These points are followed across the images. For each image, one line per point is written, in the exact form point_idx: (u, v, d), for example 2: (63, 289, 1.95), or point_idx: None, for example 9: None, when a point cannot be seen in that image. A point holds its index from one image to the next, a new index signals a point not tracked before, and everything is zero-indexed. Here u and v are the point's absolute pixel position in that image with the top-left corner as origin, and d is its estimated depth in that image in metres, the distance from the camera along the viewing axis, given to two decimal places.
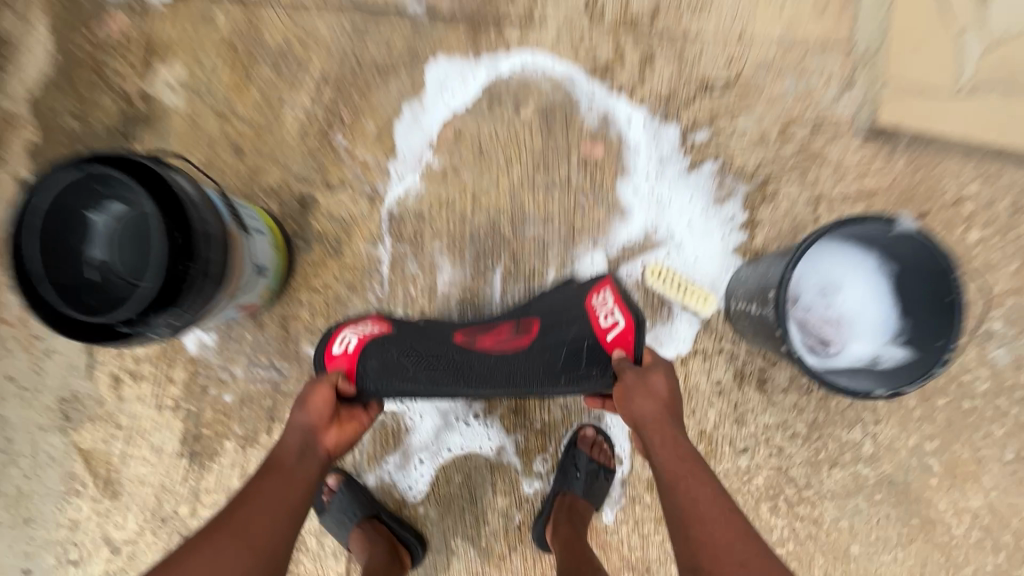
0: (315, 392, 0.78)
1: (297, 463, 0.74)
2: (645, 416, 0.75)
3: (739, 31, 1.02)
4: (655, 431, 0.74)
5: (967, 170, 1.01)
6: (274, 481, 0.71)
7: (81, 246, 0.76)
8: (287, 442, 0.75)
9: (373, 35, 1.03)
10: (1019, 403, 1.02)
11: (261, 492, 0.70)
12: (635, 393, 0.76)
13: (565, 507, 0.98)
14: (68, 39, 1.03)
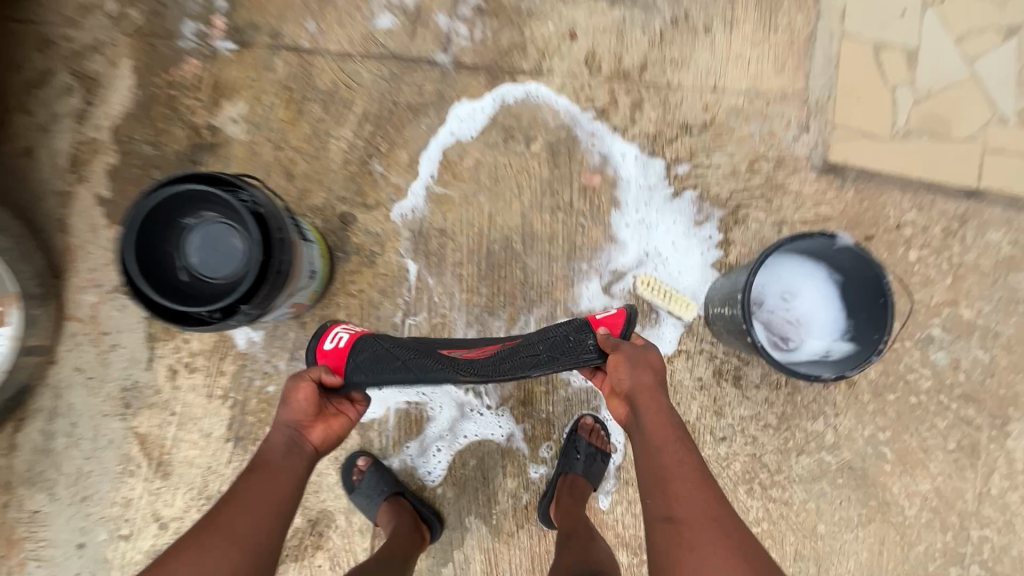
0: (299, 391, 0.85)
1: (281, 463, 0.81)
2: (634, 386, 0.86)
3: (713, 83, 1.23)
4: (647, 399, 0.85)
5: (905, 199, 1.21)
6: (260, 480, 0.79)
7: (172, 248, 0.94)
8: (273, 441, 0.83)
9: (407, 81, 1.22)
10: (958, 398, 1.18)
11: (246, 493, 0.77)
12: (631, 363, 0.87)
13: (567, 484, 1.12)
14: (148, 80, 1.22)
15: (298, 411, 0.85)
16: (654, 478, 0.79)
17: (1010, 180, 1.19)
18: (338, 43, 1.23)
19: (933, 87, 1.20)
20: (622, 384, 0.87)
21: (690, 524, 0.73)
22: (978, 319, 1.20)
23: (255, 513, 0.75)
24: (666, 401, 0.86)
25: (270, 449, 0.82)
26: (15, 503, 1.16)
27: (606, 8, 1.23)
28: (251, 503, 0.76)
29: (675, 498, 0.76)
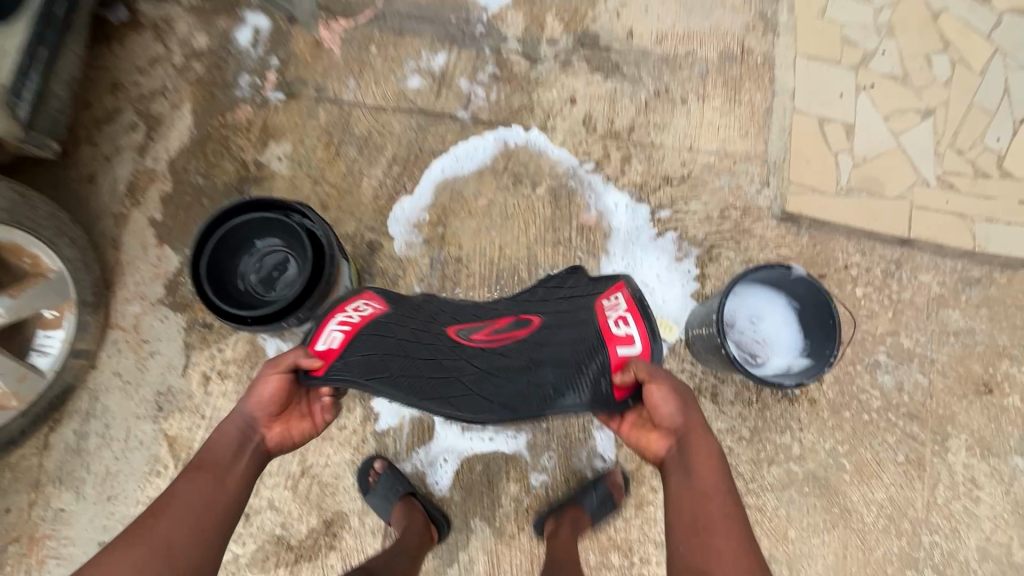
0: (265, 384, 0.88)
1: (223, 466, 0.84)
2: (682, 424, 0.86)
3: (690, 144, 1.47)
4: (697, 442, 0.85)
5: (850, 245, 1.43)
6: (199, 483, 0.80)
7: (235, 261, 1.11)
8: (219, 444, 0.86)
9: (432, 131, 1.43)
10: (904, 416, 1.36)
11: (181, 497, 0.79)
12: (679, 401, 0.86)
13: (572, 516, 1.21)
14: (204, 120, 1.40)
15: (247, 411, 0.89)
16: (693, 527, 0.78)
17: (934, 232, 1.43)
18: (374, 97, 1.43)
19: (869, 154, 1.46)
20: (671, 419, 0.86)
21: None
22: (917, 347, 1.40)
23: (189, 520, 0.77)
24: (714, 445, 0.85)
25: (211, 450, 0.85)
26: (42, 501, 1.22)
27: (601, 80, 1.48)
28: (187, 511, 0.77)
29: (712, 553, 0.75)
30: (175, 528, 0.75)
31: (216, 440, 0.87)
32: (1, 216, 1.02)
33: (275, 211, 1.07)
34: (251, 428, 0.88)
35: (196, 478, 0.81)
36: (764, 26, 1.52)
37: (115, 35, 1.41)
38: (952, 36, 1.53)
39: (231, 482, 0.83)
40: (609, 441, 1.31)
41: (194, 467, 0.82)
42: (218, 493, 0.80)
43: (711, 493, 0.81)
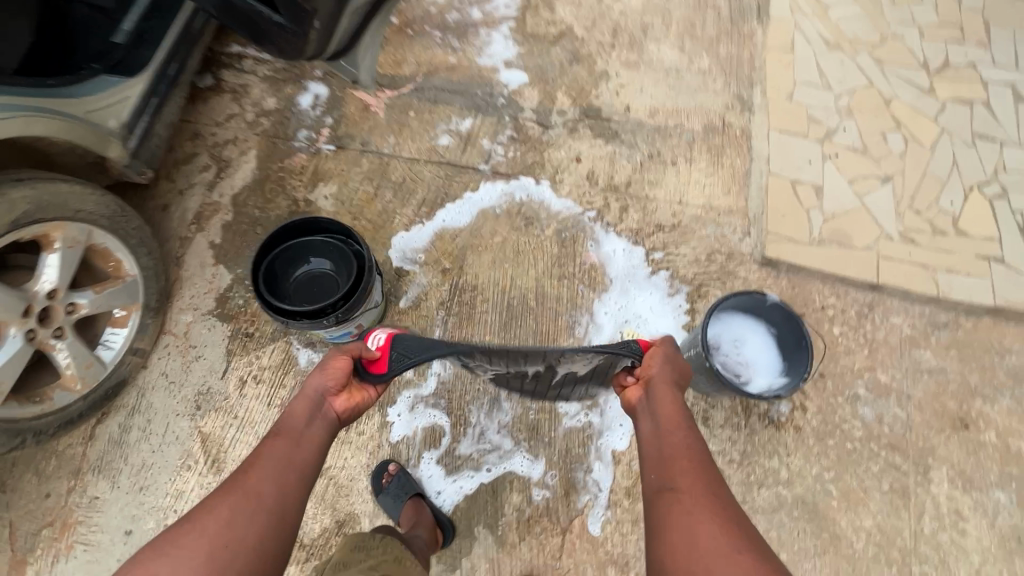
0: (335, 362, 0.98)
1: (301, 430, 0.93)
2: (657, 382, 1.02)
3: (679, 198, 1.69)
4: (662, 391, 1.01)
5: (826, 288, 1.60)
6: (281, 444, 0.90)
7: (286, 271, 1.31)
8: (295, 410, 0.95)
9: (457, 180, 1.67)
10: (886, 447, 1.45)
11: (268, 454, 0.88)
12: (662, 360, 1.05)
13: None
14: (265, 164, 1.65)
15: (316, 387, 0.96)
16: (661, 458, 0.92)
17: (900, 279, 1.60)
18: (410, 151, 1.69)
19: (837, 211, 1.67)
20: (649, 370, 1.04)
21: (688, 496, 0.85)
22: (893, 382, 1.51)
23: (277, 476, 0.86)
24: (679, 397, 1.01)
25: (287, 416, 0.94)
26: (79, 489, 1.31)
27: (602, 144, 1.74)
28: (272, 464, 0.87)
29: (677, 475, 0.89)
30: (264, 479, 0.85)
31: (291, 407, 0.96)
32: (104, 224, 1.21)
33: (336, 235, 1.29)
34: (320, 400, 0.96)
35: (279, 439, 0.91)
36: (741, 106, 1.81)
37: (201, 96, 1.71)
38: (902, 118, 1.80)
39: (307, 444, 0.92)
40: (607, 472, 1.38)
41: (274, 435, 0.92)
42: (299, 450, 0.90)
43: (675, 430, 0.95)
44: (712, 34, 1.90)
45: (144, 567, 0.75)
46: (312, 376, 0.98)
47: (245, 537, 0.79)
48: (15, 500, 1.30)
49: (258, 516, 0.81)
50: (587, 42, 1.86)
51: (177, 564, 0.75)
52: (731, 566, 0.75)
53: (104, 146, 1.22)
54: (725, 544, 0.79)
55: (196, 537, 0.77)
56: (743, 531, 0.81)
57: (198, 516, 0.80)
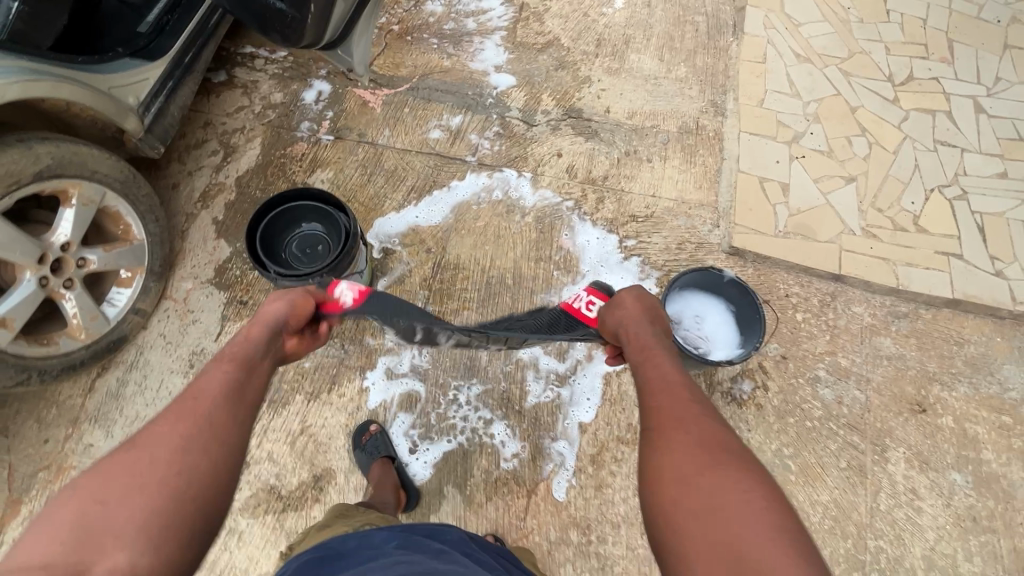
0: (300, 303, 1.10)
1: (250, 361, 0.96)
2: (635, 336, 1.12)
3: (653, 192, 1.79)
4: (632, 339, 1.11)
5: (790, 278, 1.68)
6: (232, 373, 0.92)
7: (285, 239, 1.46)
8: (247, 340, 0.99)
9: (445, 169, 1.79)
10: (844, 427, 1.51)
11: (218, 383, 0.90)
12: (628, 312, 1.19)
13: None
14: (269, 151, 1.79)
15: (274, 319, 1.05)
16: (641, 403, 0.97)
17: (862, 271, 1.68)
18: (403, 143, 1.82)
19: (802, 207, 1.77)
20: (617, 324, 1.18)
21: (662, 430, 0.89)
22: (854, 366, 1.58)
23: (228, 400, 0.88)
24: (648, 333, 1.12)
25: (236, 348, 0.97)
26: (76, 436, 1.42)
27: (582, 141, 1.86)
28: (224, 391, 0.88)
29: (650, 415, 0.93)
30: (217, 404, 0.86)
31: (237, 340, 0.99)
32: (118, 187, 1.34)
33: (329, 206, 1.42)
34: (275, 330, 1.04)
35: (229, 369, 0.93)
36: (715, 110, 1.91)
37: (214, 90, 1.86)
38: (868, 125, 1.90)
39: (258, 375, 0.96)
40: (571, 453, 1.44)
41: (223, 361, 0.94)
42: (249, 380, 0.93)
43: (646, 370, 1.03)
44: (690, 46, 2.01)
45: (84, 494, 0.70)
46: (270, 306, 1.06)
47: (202, 461, 0.78)
48: (16, 444, 1.40)
49: (214, 440, 0.81)
50: (573, 51, 1.98)
51: (129, 486, 0.71)
52: (700, 485, 0.77)
53: (123, 118, 1.36)
54: (692, 465, 0.81)
55: (147, 461, 0.75)
56: (718, 450, 0.82)
57: (145, 442, 0.77)
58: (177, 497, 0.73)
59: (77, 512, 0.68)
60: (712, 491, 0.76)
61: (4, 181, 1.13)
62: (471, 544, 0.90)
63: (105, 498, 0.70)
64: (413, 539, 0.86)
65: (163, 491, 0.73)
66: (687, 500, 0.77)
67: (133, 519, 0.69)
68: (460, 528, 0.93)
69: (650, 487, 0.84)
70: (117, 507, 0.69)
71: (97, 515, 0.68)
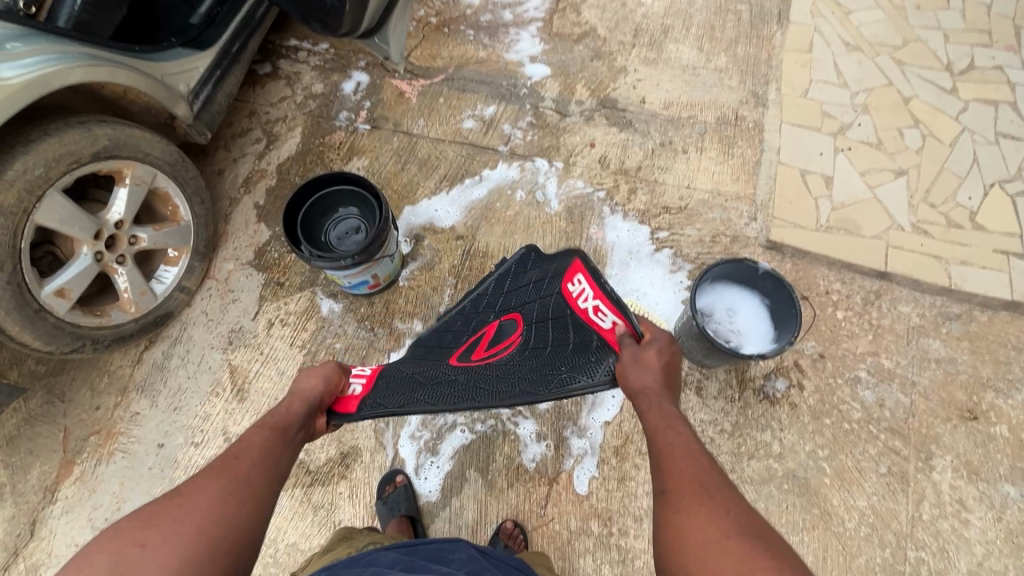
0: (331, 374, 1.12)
1: (287, 432, 0.99)
2: (645, 385, 1.01)
3: (688, 183, 1.75)
4: (643, 403, 1.02)
5: (832, 275, 1.61)
6: (273, 439, 0.96)
7: (324, 222, 1.53)
8: (290, 411, 1.02)
9: (477, 158, 1.80)
10: (885, 431, 1.44)
11: (258, 446, 0.94)
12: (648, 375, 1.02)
13: None
14: (307, 139, 1.84)
15: (309, 393, 1.06)
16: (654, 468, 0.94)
17: (910, 268, 1.60)
18: (437, 132, 1.84)
19: (846, 201, 1.69)
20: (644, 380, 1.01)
21: (678, 494, 0.86)
22: (898, 368, 1.50)
23: (265, 464, 0.91)
24: (669, 406, 1.02)
25: (275, 418, 1.01)
26: (124, 404, 1.51)
27: (616, 132, 1.82)
28: (264, 454, 0.93)
29: (666, 476, 0.90)
30: (256, 467, 0.90)
31: (273, 412, 1.03)
32: (168, 169, 1.42)
33: (363, 190, 1.47)
34: (313, 407, 1.06)
35: (268, 435, 0.97)
36: (756, 101, 1.84)
37: (259, 81, 1.93)
38: (921, 117, 1.79)
39: (290, 444, 0.99)
40: (588, 469, 1.41)
41: (263, 427, 0.98)
42: (285, 451, 0.96)
43: (664, 433, 0.98)
44: (731, 35, 1.93)
45: (128, 535, 0.74)
46: (305, 380, 1.09)
47: (236, 518, 0.81)
48: (70, 409, 1.51)
49: (251, 497, 0.85)
50: (609, 41, 1.95)
51: (169, 532, 0.75)
52: (725, 549, 0.77)
53: (174, 104, 1.43)
54: (718, 529, 0.80)
55: (188, 510, 0.79)
56: (738, 516, 0.82)
57: (189, 491, 0.82)
58: (210, 551, 0.76)
59: (117, 554, 0.72)
60: (736, 557, 0.75)
61: (66, 160, 1.22)
62: (479, 562, 0.85)
63: (143, 541, 0.73)
64: (416, 563, 0.84)
65: (200, 542, 0.76)
66: (707, 564, 0.77)
67: (167, 567, 0.71)
68: (470, 545, 0.91)
69: (670, 550, 0.82)
70: (156, 553, 0.72)
71: (136, 557, 0.71)
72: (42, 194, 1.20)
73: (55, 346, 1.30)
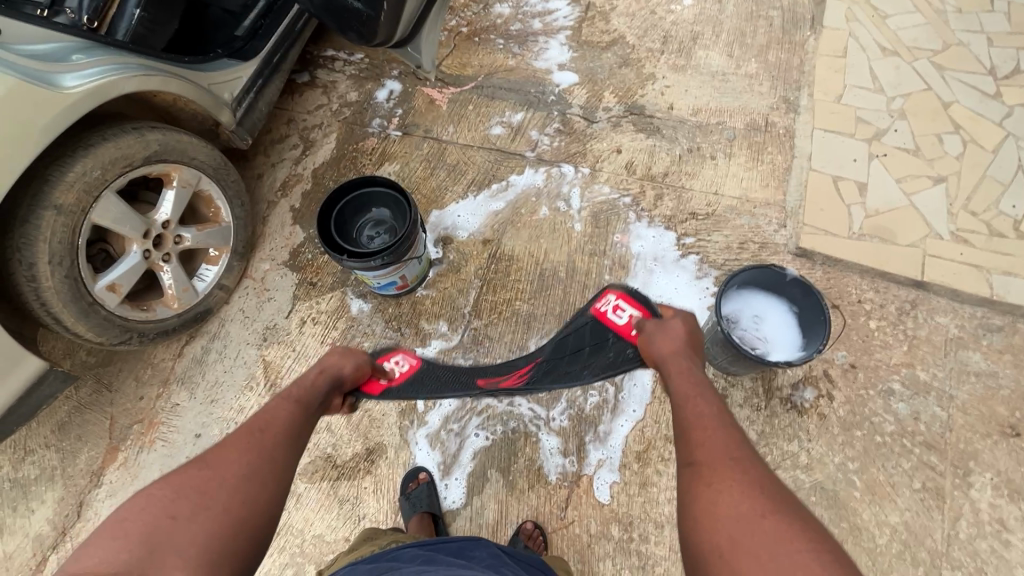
0: (354, 356, 1.22)
1: (308, 407, 1.06)
2: (665, 355, 1.11)
3: (715, 190, 1.74)
4: (673, 368, 1.08)
5: (864, 284, 1.57)
6: (294, 416, 1.02)
7: (357, 221, 1.59)
8: (311, 388, 1.11)
9: (505, 163, 1.83)
10: (920, 444, 1.40)
11: (281, 423, 0.99)
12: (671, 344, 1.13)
13: None
14: (341, 144, 1.90)
15: (337, 370, 1.17)
16: (685, 437, 0.94)
17: (948, 278, 1.55)
18: (466, 138, 1.88)
19: (881, 208, 1.65)
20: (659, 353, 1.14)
21: (712, 470, 0.86)
22: (934, 381, 1.45)
23: (286, 440, 0.97)
24: (699, 375, 1.07)
25: (298, 393, 1.08)
26: (165, 395, 1.59)
27: (644, 138, 1.82)
28: (285, 432, 0.98)
29: (699, 450, 0.90)
30: (277, 443, 0.95)
31: (299, 386, 1.11)
32: (211, 173, 1.50)
33: (395, 191, 1.52)
34: (334, 385, 1.15)
35: (289, 411, 1.03)
36: (787, 107, 1.81)
37: (297, 89, 2.01)
38: (962, 122, 1.74)
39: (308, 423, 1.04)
40: (608, 477, 1.41)
41: (285, 401, 1.04)
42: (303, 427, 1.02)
43: (692, 401, 1.00)
44: (762, 41, 1.92)
45: (159, 506, 0.78)
46: (337, 360, 1.18)
47: (259, 495, 0.86)
48: (116, 399, 1.59)
49: (272, 474, 0.90)
50: (638, 48, 1.95)
51: (198, 505, 0.80)
52: (759, 528, 0.75)
53: (218, 111, 1.51)
54: (750, 508, 0.78)
55: (216, 484, 0.84)
56: (775, 498, 0.80)
57: (217, 465, 0.87)
58: (235, 527, 0.80)
59: (150, 522, 0.76)
60: (770, 535, 0.74)
61: (120, 163, 1.30)
62: (501, 558, 0.90)
63: (174, 514, 0.78)
64: (436, 556, 0.87)
65: (227, 517, 0.80)
66: (738, 539, 0.76)
67: (194, 540, 0.76)
68: (492, 543, 0.94)
69: (702, 526, 0.81)
70: (186, 525, 0.77)
71: (168, 529, 0.76)
72: (98, 195, 1.28)
73: (105, 337, 1.39)
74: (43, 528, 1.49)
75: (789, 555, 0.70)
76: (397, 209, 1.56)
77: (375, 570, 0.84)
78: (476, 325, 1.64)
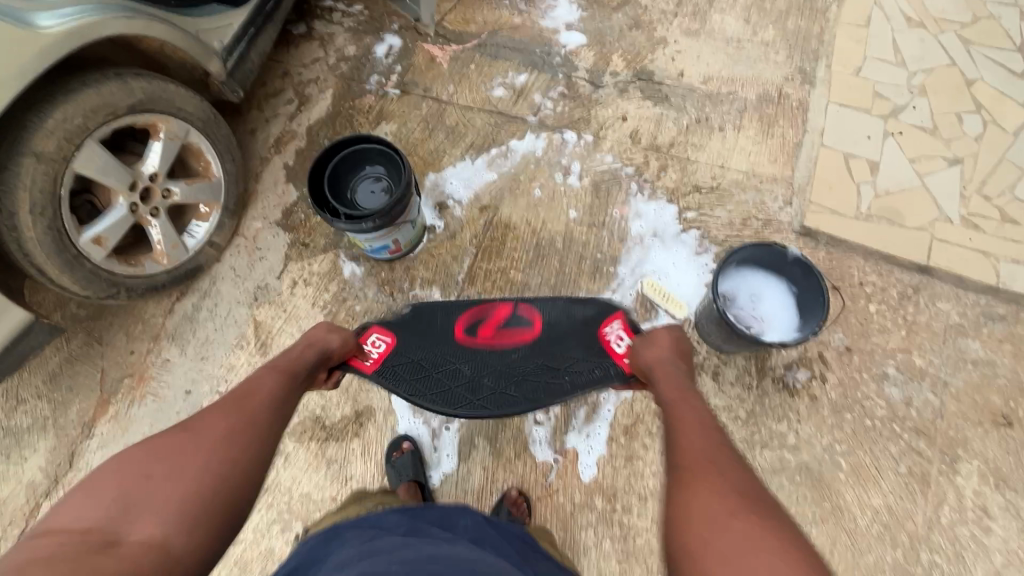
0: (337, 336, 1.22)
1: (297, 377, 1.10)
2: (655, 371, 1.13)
3: (722, 163, 1.68)
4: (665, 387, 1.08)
5: (868, 266, 1.53)
6: (277, 384, 1.05)
7: (350, 180, 1.55)
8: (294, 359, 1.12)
9: (506, 127, 1.77)
10: (910, 430, 1.39)
11: (264, 391, 1.03)
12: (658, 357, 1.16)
13: None
14: (337, 100, 1.84)
15: (324, 344, 1.19)
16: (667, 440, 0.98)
17: (954, 264, 1.51)
18: (466, 99, 1.81)
19: (891, 188, 1.60)
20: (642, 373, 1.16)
21: (688, 473, 0.88)
22: (930, 367, 1.43)
23: (272, 407, 1.00)
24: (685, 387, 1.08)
25: (284, 364, 1.11)
26: (156, 350, 1.59)
27: (650, 106, 1.75)
28: (269, 399, 1.02)
29: (681, 455, 0.92)
30: (261, 411, 0.98)
31: (285, 357, 1.13)
32: (200, 125, 1.45)
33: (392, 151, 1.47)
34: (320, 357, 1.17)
35: (273, 382, 1.05)
36: (802, 78, 1.73)
37: (293, 41, 1.92)
38: (984, 101, 1.66)
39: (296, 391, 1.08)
40: (596, 447, 1.42)
41: (271, 372, 1.08)
42: (289, 395, 1.05)
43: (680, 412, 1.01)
44: (782, 7, 1.82)
45: (135, 465, 0.81)
46: (314, 334, 1.20)
47: (242, 458, 0.89)
48: (107, 352, 1.59)
49: (257, 439, 0.93)
50: (650, 10, 1.86)
51: (176, 465, 0.82)
52: (729, 528, 0.77)
53: (208, 60, 1.45)
54: (721, 509, 0.80)
55: (192, 447, 0.86)
56: (750, 503, 0.81)
57: (194, 429, 0.90)
58: (215, 486, 0.83)
59: (127, 480, 0.78)
60: (741, 535, 0.75)
61: (103, 111, 1.26)
62: (485, 531, 0.90)
63: (150, 472, 0.80)
64: (420, 527, 0.86)
65: (207, 476, 0.83)
66: (711, 539, 0.77)
67: (172, 495, 0.79)
68: (477, 512, 0.94)
69: (675, 529, 0.83)
70: (160, 483, 0.79)
71: (144, 486, 0.78)
72: (81, 143, 1.24)
73: (92, 291, 1.37)
74: (36, 476, 1.51)
75: (756, 553, 0.72)
76: (394, 169, 1.52)
77: (360, 539, 0.84)
78: (470, 292, 1.62)
